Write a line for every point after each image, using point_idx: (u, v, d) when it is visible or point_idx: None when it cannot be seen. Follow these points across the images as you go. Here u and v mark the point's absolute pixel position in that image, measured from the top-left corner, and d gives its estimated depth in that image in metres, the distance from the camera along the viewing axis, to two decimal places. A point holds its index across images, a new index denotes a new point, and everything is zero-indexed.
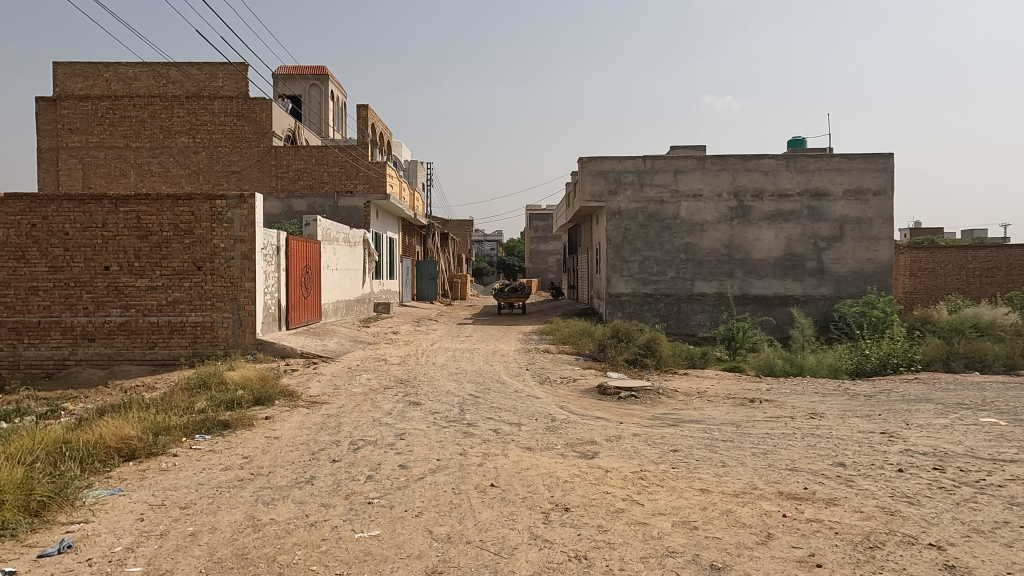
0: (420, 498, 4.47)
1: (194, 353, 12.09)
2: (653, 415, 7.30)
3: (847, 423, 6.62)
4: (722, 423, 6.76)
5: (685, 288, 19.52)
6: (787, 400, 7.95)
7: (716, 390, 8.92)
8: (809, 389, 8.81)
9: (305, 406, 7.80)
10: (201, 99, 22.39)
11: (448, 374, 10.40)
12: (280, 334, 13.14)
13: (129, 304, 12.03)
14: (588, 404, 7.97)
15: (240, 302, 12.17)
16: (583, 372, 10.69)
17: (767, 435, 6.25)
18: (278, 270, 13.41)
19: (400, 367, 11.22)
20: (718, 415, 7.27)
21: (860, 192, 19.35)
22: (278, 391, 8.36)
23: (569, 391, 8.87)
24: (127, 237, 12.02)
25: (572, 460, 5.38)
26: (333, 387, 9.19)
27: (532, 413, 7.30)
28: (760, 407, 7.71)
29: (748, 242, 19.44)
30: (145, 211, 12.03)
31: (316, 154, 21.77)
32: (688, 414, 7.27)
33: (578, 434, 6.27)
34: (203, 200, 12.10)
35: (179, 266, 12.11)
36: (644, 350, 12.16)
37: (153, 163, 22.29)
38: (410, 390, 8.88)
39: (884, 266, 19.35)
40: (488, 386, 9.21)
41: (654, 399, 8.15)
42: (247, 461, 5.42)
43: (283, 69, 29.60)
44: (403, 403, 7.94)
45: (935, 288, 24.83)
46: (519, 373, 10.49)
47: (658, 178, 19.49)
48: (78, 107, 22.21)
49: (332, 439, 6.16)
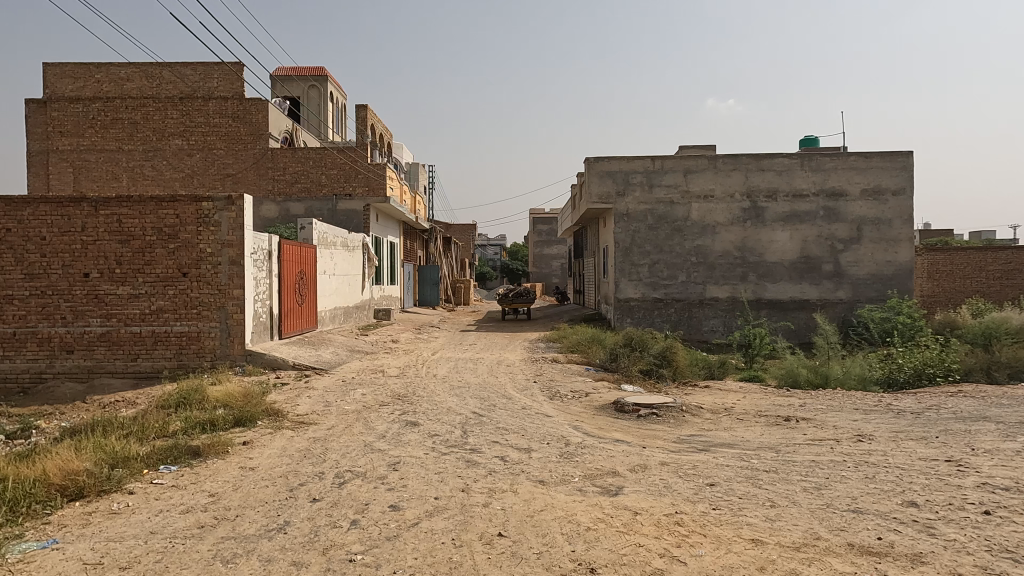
0: (412, 554, 3.67)
1: (178, 365, 11.33)
2: (679, 437, 6.51)
3: (903, 447, 5.82)
4: (759, 449, 5.96)
5: (696, 292, 18.71)
6: (826, 419, 7.13)
7: (743, 406, 8.11)
8: (847, 404, 7.99)
9: (291, 428, 7.01)
10: (195, 100, 21.72)
11: (449, 388, 9.61)
12: (271, 344, 12.39)
13: (111, 314, 11.29)
14: (604, 423, 7.19)
15: (228, 310, 11.43)
16: (595, 384, 9.90)
17: (814, 465, 5.42)
18: (270, 275, 12.67)
19: (399, 379, 10.42)
20: (753, 438, 6.43)
21: (878, 192, 18.55)
22: (262, 410, 7.57)
23: (582, 407, 8.07)
24: (108, 242, 11.29)
25: (593, 499, 4.59)
26: (325, 403, 8.43)
27: (544, 436, 6.51)
28: (798, 427, 6.87)
29: (762, 244, 18.64)
30: (127, 214, 11.31)
31: (314, 156, 21.10)
32: (718, 437, 6.45)
33: (597, 463, 5.49)
34: (188, 202, 11.37)
35: (163, 272, 11.37)
36: (660, 360, 11.38)
37: (146, 167, 21.62)
38: (408, 407, 8.11)
39: (904, 268, 18.52)
40: (492, 402, 8.42)
41: (677, 418, 7.35)
42: (213, 501, 4.63)
43: (280, 70, 28.88)
44: (399, 424, 7.15)
45: (953, 291, 23.96)
46: (526, 387, 9.69)
47: (668, 178, 18.71)
48: (68, 109, 21.54)
49: (315, 470, 5.38)
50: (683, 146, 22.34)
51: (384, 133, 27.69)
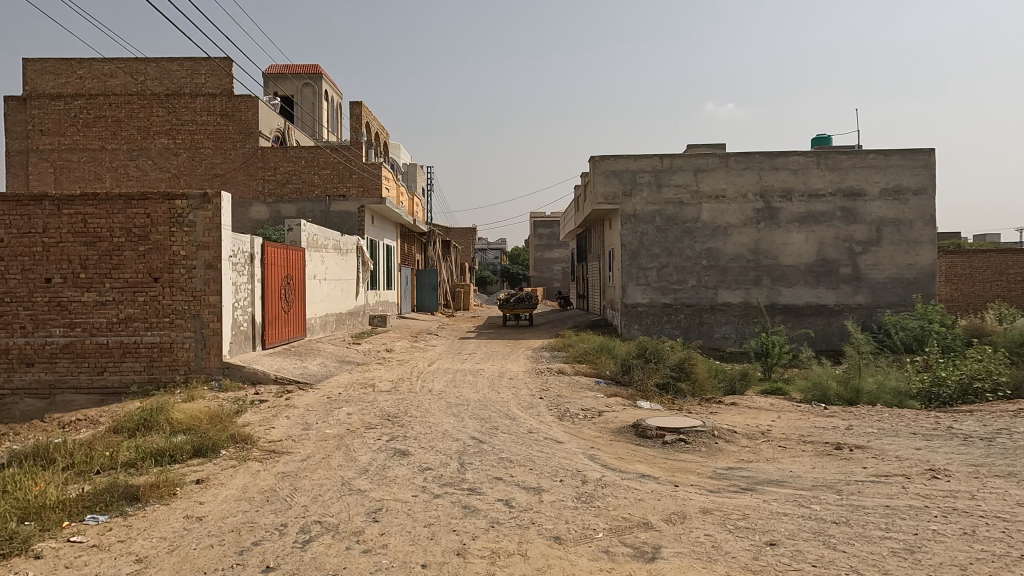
0: None
1: (149, 379, 10.32)
2: (715, 472, 5.51)
3: (990, 488, 4.82)
4: (817, 489, 4.96)
5: (707, 297, 17.71)
6: (883, 447, 6.09)
7: (780, 428, 7.08)
8: (900, 427, 6.99)
9: (259, 459, 5.99)
10: (181, 97, 20.74)
11: (444, 405, 8.59)
12: (253, 355, 11.39)
13: (75, 323, 10.27)
14: (625, 452, 6.18)
15: (203, 319, 10.44)
16: (608, 401, 8.90)
17: (890, 513, 4.39)
18: (251, 280, 11.67)
19: (389, 395, 9.40)
20: (803, 473, 5.40)
21: (899, 192, 17.57)
22: (228, 436, 6.54)
23: (596, 431, 7.06)
24: (72, 244, 10.30)
25: (625, 567, 3.58)
26: (304, 426, 7.42)
27: (557, 470, 5.50)
28: (853, 458, 5.83)
29: (776, 246, 17.64)
30: (93, 213, 10.32)
31: (306, 155, 20.26)
32: (761, 472, 5.46)
33: (623, 510, 4.48)
34: (160, 200, 10.40)
35: (132, 277, 10.38)
36: (678, 373, 10.42)
37: (130, 166, 20.66)
38: (398, 431, 7.12)
39: (926, 271, 17.55)
40: (493, 424, 7.40)
41: (709, 445, 6.33)
42: (139, 570, 3.61)
43: (273, 68, 27.97)
44: (386, 454, 6.13)
45: (973, 296, 22.94)
46: (533, 404, 8.67)
47: (677, 178, 17.72)
48: (49, 106, 20.57)
49: (276, 522, 4.35)
50: (691, 145, 21.33)
51: (381, 132, 26.89)
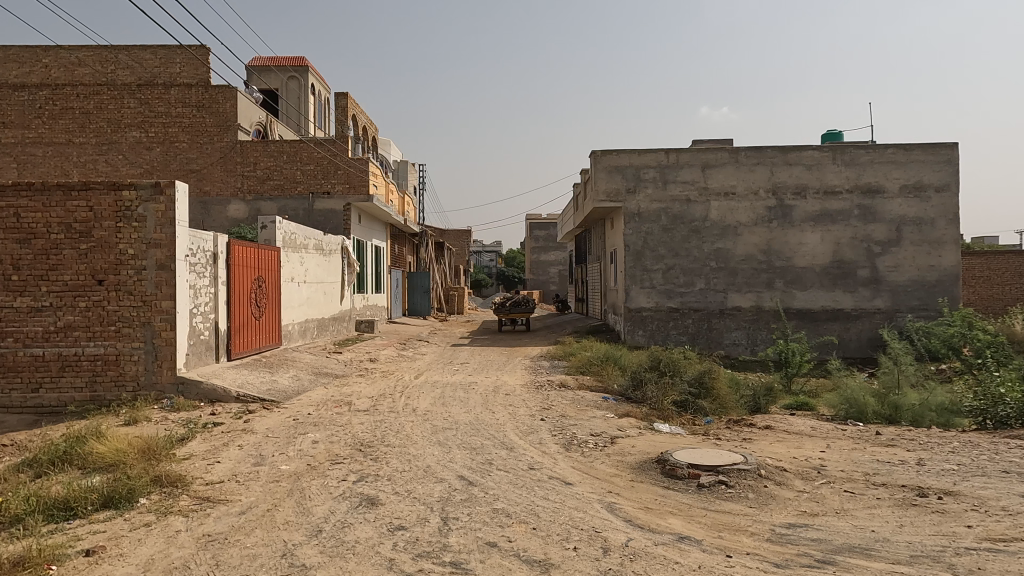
0: None
1: (91, 396, 8.98)
2: (775, 533, 4.21)
3: None
4: (923, 566, 3.65)
5: (717, 301, 16.46)
6: (979, 495, 4.80)
7: (835, 464, 5.79)
8: (984, 463, 5.70)
9: (184, 512, 4.65)
10: (154, 88, 19.32)
11: (429, 431, 7.27)
12: (214, 367, 10.07)
13: (5, 332, 8.90)
14: (649, 498, 4.91)
15: (155, 327, 9.12)
16: (619, 424, 7.62)
17: None
18: (215, 283, 10.37)
19: (365, 418, 8.06)
20: (892, 536, 4.10)
21: (920, 188, 16.35)
22: (151, 480, 5.19)
23: (611, 467, 5.77)
24: (3, 242, 8.94)
25: None
26: (256, 461, 6.09)
27: (570, 530, 4.21)
28: (944, 510, 4.55)
29: (790, 247, 16.41)
30: (27, 207, 8.97)
31: (287, 151, 19.09)
32: (836, 534, 4.16)
33: None
34: (105, 191, 9.07)
35: (73, 280, 9.03)
36: (696, 389, 9.17)
37: (99, 162, 19.27)
38: (368, 467, 5.81)
39: (949, 273, 16.34)
40: (485, 457, 6.09)
41: (756, 489, 5.05)
42: None
43: (256, 61, 26.67)
44: (348, 502, 4.84)
45: (991, 300, 21.76)
46: (532, 428, 7.37)
47: (684, 173, 16.47)
48: (12, 97, 19.11)
49: None
50: (696, 141, 20.08)
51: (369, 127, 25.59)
